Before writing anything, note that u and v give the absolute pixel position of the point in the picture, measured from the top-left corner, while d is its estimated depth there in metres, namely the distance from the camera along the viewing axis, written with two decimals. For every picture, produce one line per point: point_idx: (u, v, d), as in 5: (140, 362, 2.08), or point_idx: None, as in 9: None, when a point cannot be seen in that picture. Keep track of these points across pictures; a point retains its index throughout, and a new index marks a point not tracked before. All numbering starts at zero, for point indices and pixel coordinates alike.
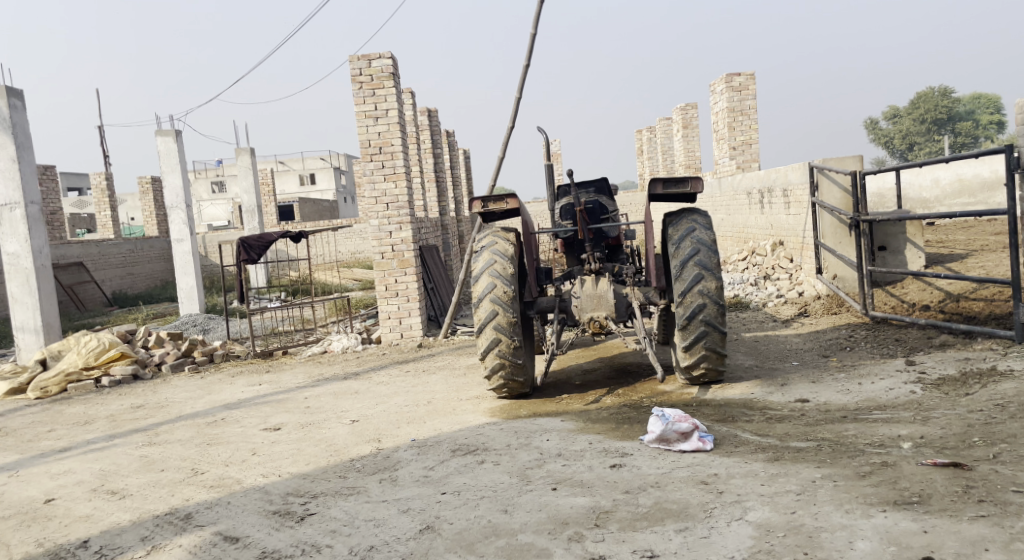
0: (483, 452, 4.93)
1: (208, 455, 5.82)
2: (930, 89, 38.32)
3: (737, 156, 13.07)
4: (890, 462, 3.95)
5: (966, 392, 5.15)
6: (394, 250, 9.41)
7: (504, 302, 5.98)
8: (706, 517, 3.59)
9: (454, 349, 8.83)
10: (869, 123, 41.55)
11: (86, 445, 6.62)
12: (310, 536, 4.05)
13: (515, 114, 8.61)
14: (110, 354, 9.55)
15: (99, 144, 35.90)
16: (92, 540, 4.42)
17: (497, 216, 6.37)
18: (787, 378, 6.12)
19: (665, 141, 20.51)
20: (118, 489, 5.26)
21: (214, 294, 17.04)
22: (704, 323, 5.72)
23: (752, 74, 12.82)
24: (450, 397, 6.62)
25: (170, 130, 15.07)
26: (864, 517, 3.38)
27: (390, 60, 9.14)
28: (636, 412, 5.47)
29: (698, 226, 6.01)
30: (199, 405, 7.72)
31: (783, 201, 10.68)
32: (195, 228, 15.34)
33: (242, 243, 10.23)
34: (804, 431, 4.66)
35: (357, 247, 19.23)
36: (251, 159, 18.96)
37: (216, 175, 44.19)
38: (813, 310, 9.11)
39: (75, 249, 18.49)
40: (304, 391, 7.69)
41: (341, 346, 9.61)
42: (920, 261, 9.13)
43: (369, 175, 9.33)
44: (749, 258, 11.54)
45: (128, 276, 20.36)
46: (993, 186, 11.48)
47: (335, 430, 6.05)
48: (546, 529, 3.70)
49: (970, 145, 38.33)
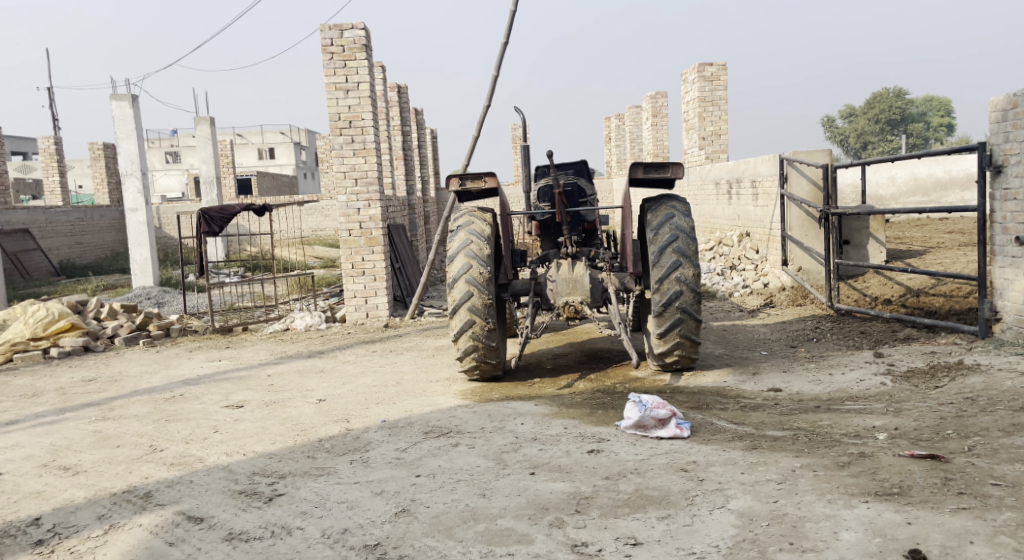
0: (457, 435, 4.85)
1: (167, 431, 5.65)
2: (886, 90, 39.07)
3: (706, 146, 13.12)
4: (867, 452, 3.96)
5: (935, 385, 5.20)
6: (362, 227, 9.24)
7: (480, 283, 5.90)
8: (688, 505, 3.57)
9: (421, 330, 8.72)
10: (826, 121, 42.28)
11: (36, 418, 6.38)
12: (278, 517, 3.93)
13: (490, 94, 8.49)
14: (60, 325, 9.23)
15: (48, 107, 34.76)
16: (44, 518, 4.24)
17: (475, 195, 6.27)
18: (758, 367, 6.14)
19: (633, 129, 20.54)
20: (71, 465, 5.07)
21: (169, 267, 16.64)
22: (680, 310, 5.70)
23: (724, 65, 12.85)
24: (420, 379, 6.53)
25: (126, 94, 14.54)
26: (847, 507, 3.38)
27: (363, 32, 8.93)
28: (610, 397, 5.44)
29: (677, 213, 5.98)
30: (156, 380, 7.50)
31: (751, 192, 10.73)
32: (150, 198, 14.90)
33: (203, 215, 9.95)
34: (780, 420, 4.67)
35: (318, 224, 18.91)
36: (210, 129, 18.48)
37: (171, 146, 43.13)
38: (778, 301, 9.20)
39: (21, 215, 17.85)
40: (266, 369, 7.52)
41: (304, 323, 9.42)
42: (882, 256, 9.27)
43: (338, 149, 9.13)
44: (715, 247, 11.60)
45: (77, 245, 19.77)
46: (946, 186, 11.68)
47: (301, 409, 5.92)
48: (526, 514, 3.64)
49: (922, 146, 39.17)
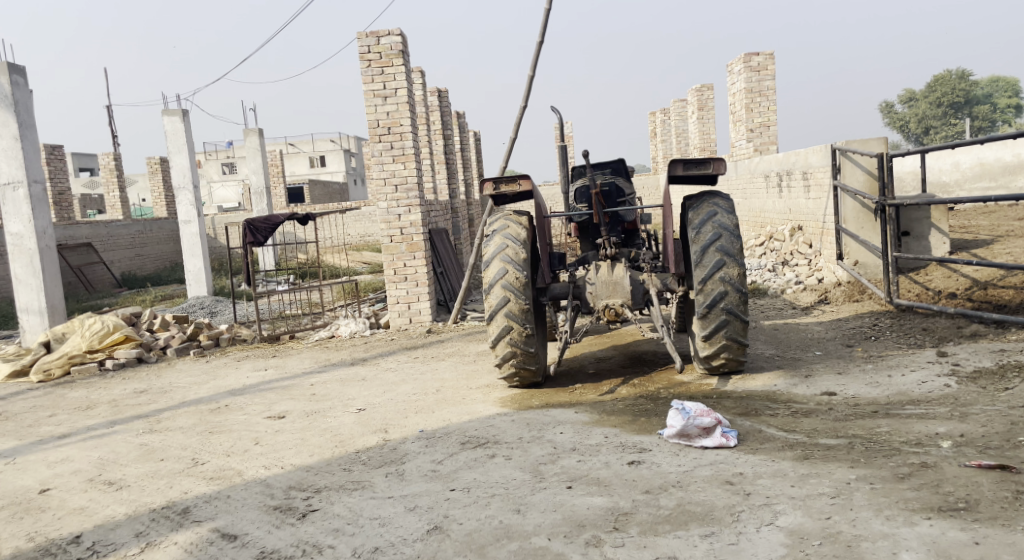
0: (494, 446, 4.71)
1: (210, 444, 5.61)
2: (948, 72, 37.73)
3: (755, 138, 12.76)
4: (930, 462, 3.69)
5: (1005, 387, 4.87)
6: (403, 233, 9.17)
7: (516, 288, 5.74)
8: (734, 522, 3.35)
9: (465, 334, 8.61)
10: (883, 107, 41.10)
11: (87, 431, 6.42)
12: (311, 535, 3.83)
13: (526, 94, 8.33)
14: (114, 337, 9.34)
15: (108, 124, 35.72)
16: (85, 535, 4.22)
17: (510, 198, 6.13)
18: (811, 369, 5.86)
19: (680, 123, 20.15)
20: (115, 479, 5.05)
21: (223, 277, 16.85)
22: (725, 311, 5.47)
23: (771, 54, 12.47)
24: (461, 386, 6.41)
25: (176, 109, 14.78)
26: (907, 525, 3.13)
27: (399, 37, 8.87)
28: (653, 404, 5.24)
29: (720, 210, 5.74)
30: (203, 391, 7.51)
31: (803, 184, 10.36)
32: (202, 209, 15.09)
33: (248, 225, 9.99)
34: (834, 427, 4.41)
35: (366, 229, 19.01)
36: (258, 139, 18.71)
37: (226, 157, 43.96)
38: (833, 297, 8.86)
39: (83, 229, 18.29)
40: (310, 377, 7.48)
41: (349, 330, 9.40)
42: (945, 247, 8.84)
43: (377, 156, 9.08)
44: (766, 242, 11.24)
45: (137, 258, 20.21)
46: (1014, 170, 11.09)
47: (341, 420, 5.84)
48: (562, 531, 3.47)
49: (987, 129, 37.80)
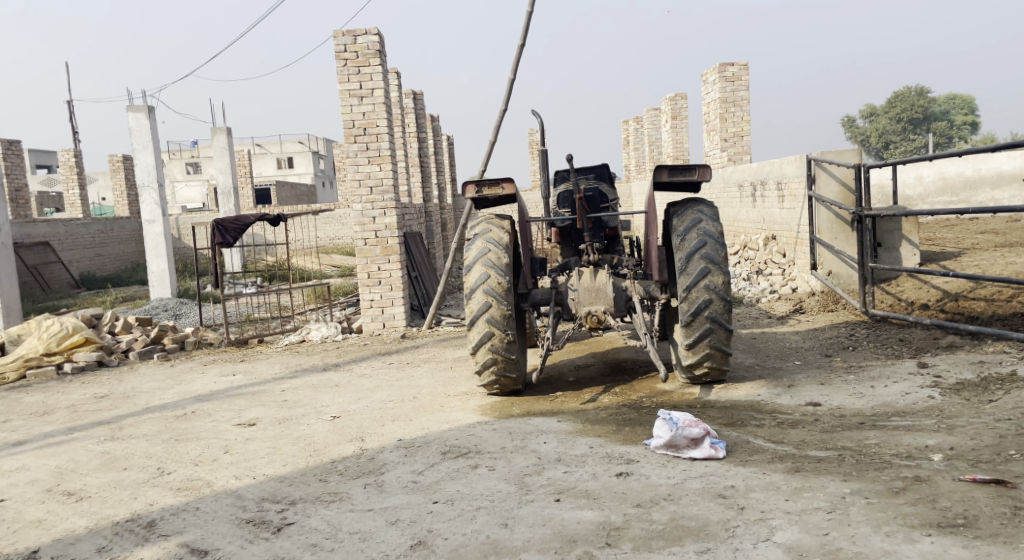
0: (476, 456, 4.57)
1: (176, 452, 5.40)
2: (908, 88, 38.40)
3: (729, 148, 12.79)
4: (923, 476, 3.63)
5: (989, 400, 4.85)
6: (377, 236, 9.01)
7: (498, 293, 5.63)
8: (730, 538, 3.27)
9: (440, 340, 8.47)
10: (846, 121, 41.80)
11: (45, 438, 6.16)
12: (287, 550, 3.67)
13: (506, 98, 8.22)
14: (73, 340, 9.03)
15: (68, 121, 34.90)
16: (42, 550, 4.00)
17: (492, 201, 6.01)
18: (793, 379, 5.82)
19: (652, 132, 20.18)
20: (75, 490, 4.82)
21: (186, 279, 16.49)
22: (710, 319, 5.41)
23: (746, 64, 12.51)
24: (437, 393, 6.26)
25: (142, 106, 14.41)
26: (908, 542, 3.09)
27: (376, 37, 8.72)
28: (637, 414, 5.15)
29: (704, 217, 5.68)
30: (168, 396, 7.27)
31: (777, 194, 10.39)
32: (167, 209, 14.73)
33: (216, 226, 9.73)
34: (823, 439, 4.35)
35: (335, 233, 18.77)
36: (226, 139, 18.36)
37: (191, 157, 43.22)
38: (808, 306, 8.87)
39: (41, 228, 17.79)
40: (280, 383, 7.28)
41: (320, 335, 9.20)
42: (916, 258, 8.88)
43: (351, 157, 8.90)
44: (740, 251, 11.25)
45: (97, 257, 19.72)
46: (976, 185, 11.22)
47: (314, 427, 5.66)
48: (552, 548, 3.36)
49: (945, 144, 38.61)
